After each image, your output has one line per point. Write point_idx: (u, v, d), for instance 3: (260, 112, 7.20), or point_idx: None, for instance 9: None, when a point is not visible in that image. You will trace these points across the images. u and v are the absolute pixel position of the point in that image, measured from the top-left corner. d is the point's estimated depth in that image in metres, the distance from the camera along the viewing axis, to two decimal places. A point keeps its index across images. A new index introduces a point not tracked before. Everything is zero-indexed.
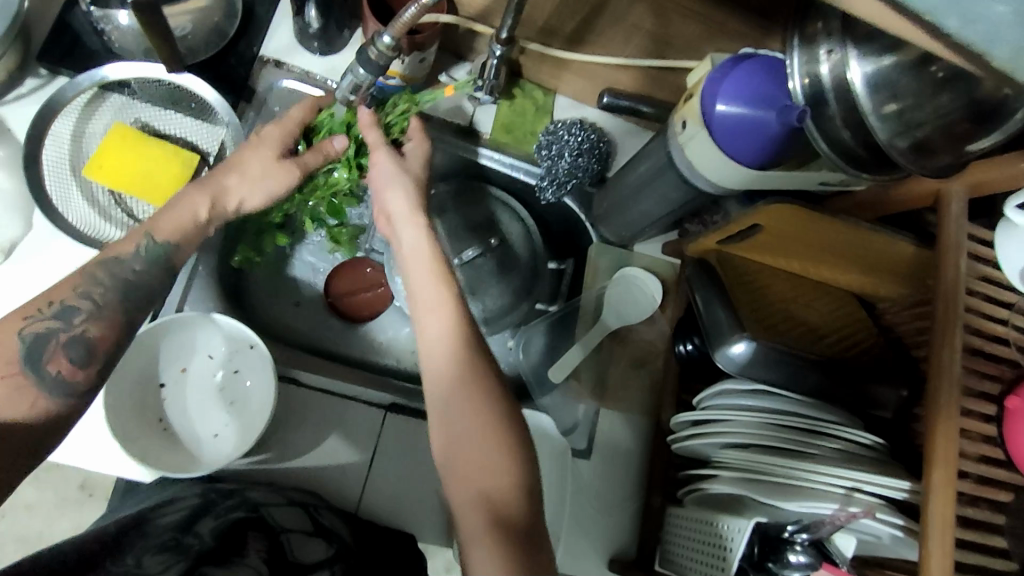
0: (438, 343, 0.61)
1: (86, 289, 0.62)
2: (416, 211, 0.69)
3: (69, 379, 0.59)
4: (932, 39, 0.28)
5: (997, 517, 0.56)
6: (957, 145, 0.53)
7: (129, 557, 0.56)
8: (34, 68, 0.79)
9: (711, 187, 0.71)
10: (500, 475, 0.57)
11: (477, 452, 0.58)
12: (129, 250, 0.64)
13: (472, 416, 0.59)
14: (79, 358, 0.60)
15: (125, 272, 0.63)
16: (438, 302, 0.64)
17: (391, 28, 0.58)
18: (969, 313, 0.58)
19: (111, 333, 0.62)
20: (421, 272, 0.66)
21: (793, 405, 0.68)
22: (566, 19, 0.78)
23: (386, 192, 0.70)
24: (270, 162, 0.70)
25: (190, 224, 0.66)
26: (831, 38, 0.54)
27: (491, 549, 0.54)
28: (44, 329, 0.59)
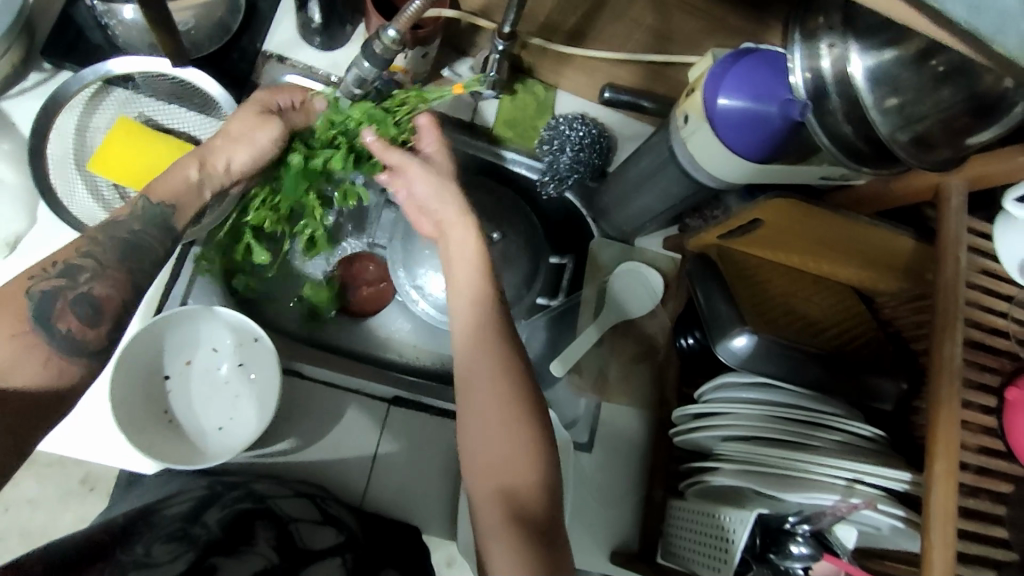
0: (469, 336, 0.62)
1: (89, 250, 0.61)
2: (463, 214, 0.67)
3: (79, 337, 0.58)
4: (935, 25, 0.28)
5: (997, 507, 0.57)
6: (957, 139, 0.53)
7: (138, 545, 0.57)
8: (37, 63, 0.80)
9: (713, 181, 0.71)
10: (507, 463, 0.58)
11: (484, 445, 0.59)
12: (127, 210, 0.64)
13: (488, 412, 0.60)
14: (88, 316, 0.59)
15: (122, 231, 0.63)
16: (470, 303, 0.64)
17: (396, 22, 0.59)
18: (969, 307, 0.58)
19: (116, 293, 0.60)
20: (462, 274, 0.66)
21: (793, 397, 0.69)
22: (569, 13, 0.78)
23: (430, 202, 0.68)
24: (254, 121, 0.68)
25: (185, 188, 0.66)
26: (832, 32, 0.55)
27: (503, 540, 0.55)
28: (53, 286, 0.58)
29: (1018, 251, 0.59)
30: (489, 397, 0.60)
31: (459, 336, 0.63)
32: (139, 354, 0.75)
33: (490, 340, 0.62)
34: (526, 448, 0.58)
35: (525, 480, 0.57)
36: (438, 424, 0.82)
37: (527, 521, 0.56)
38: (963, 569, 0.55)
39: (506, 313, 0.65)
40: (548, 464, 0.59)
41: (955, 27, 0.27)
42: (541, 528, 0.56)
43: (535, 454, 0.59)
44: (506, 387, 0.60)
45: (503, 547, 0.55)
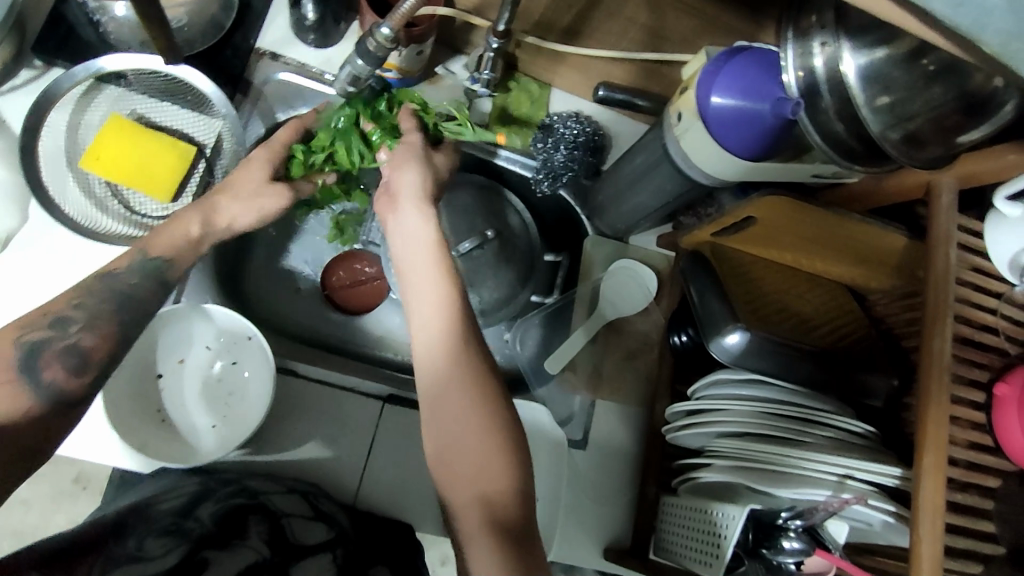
0: (433, 317, 0.63)
1: (82, 301, 0.62)
2: (422, 198, 0.70)
3: (62, 386, 0.58)
4: (917, 19, 0.29)
5: (986, 502, 0.57)
6: (947, 137, 0.53)
7: (131, 539, 0.60)
8: (29, 59, 0.79)
9: (707, 179, 0.71)
10: (500, 464, 0.58)
11: (476, 441, 0.59)
12: (124, 264, 0.65)
13: (464, 400, 0.60)
14: (75, 366, 0.59)
15: (120, 285, 0.64)
16: (434, 292, 0.64)
17: (389, 19, 0.59)
18: (958, 303, 0.59)
19: (108, 341, 0.61)
20: (417, 256, 0.67)
21: (785, 394, 0.70)
22: (563, 11, 0.79)
23: (399, 171, 0.71)
24: (261, 183, 0.71)
25: (183, 243, 0.66)
26: (824, 30, 0.55)
27: (485, 542, 0.55)
28: (41, 337, 0.59)
29: (1007, 249, 0.59)
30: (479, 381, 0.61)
31: (432, 321, 0.63)
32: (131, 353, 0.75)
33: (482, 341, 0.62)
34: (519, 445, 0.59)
35: (511, 483, 0.57)
36: None
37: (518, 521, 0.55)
38: (950, 563, 0.55)
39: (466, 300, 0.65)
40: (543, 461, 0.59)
41: (939, 24, 0.28)
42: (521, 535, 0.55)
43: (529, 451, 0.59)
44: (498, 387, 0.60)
45: (485, 546, 0.55)
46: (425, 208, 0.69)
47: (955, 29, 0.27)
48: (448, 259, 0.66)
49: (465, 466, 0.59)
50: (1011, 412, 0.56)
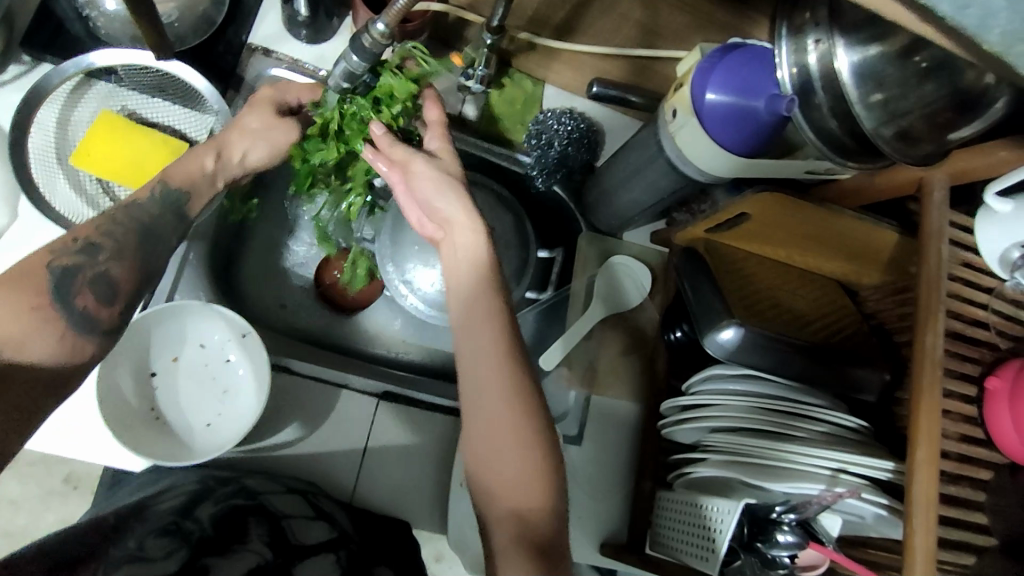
0: (477, 329, 0.63)
1: (109, 229, 0.64)
2: (467, 215, 0.66)
3: (93, 315, 0.60)
4: (923, 21, 0.29)
5: (978, 494, 0.58)
6: (940, 134, 0.54)
7: (130, 540, 0.58)
8: (17, 55, 0.78)
9: (701, 175, 0.72)
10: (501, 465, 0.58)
11: (491, 434, 0.60)
12: (145, 195, 0.67)
13: (491, 401, 0.60)
14: (103, 297, 0.61)
15: (141, 214, 0.66)
16: (474, 304, 0.64)
17: (384, 16, 0.57)
18: (950, 299, 0.60)
19: (131, 277, 0.63)
20: (465, 276, 0.66)
21: (781, 390, 0.71)
22: (557, 7, 0.79)
23: (429, 191, 0.67)
24: (269, 115, 0.72)
25: (198, 175, 0.70)
26: (818, 27, 0.56)
27: (511, 551, 0.55)
28: (70, 263, 0.60)
29: (996, 246, 0.59)
30: (494, 379, 0.61)
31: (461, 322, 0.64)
32: (125, 351, 0.74)
33: (492, 345, 0.62)
34: (521, 438, 0.59)
35: (526, 481, 0.58)
36: (428, 417, 0.82)
37: (522, 521, 0.57)
38: (944, 555, 0.56)
39: (504, 310, 0.64)
40: (543, 455, 0.60)
41: (945, 23, 0.28)
42: (542, 545, 0.56)
43: (529, 445, 0.59)
44: (499, 385, 0.61)
45: (511, 549, 0.55)
46: (479, 227, 0.66)
47: (963, 30, 0.27)
48: (492, 278, 0.66)
49: (482, 457, 0.60)
50: (1000, 405, 0.57)
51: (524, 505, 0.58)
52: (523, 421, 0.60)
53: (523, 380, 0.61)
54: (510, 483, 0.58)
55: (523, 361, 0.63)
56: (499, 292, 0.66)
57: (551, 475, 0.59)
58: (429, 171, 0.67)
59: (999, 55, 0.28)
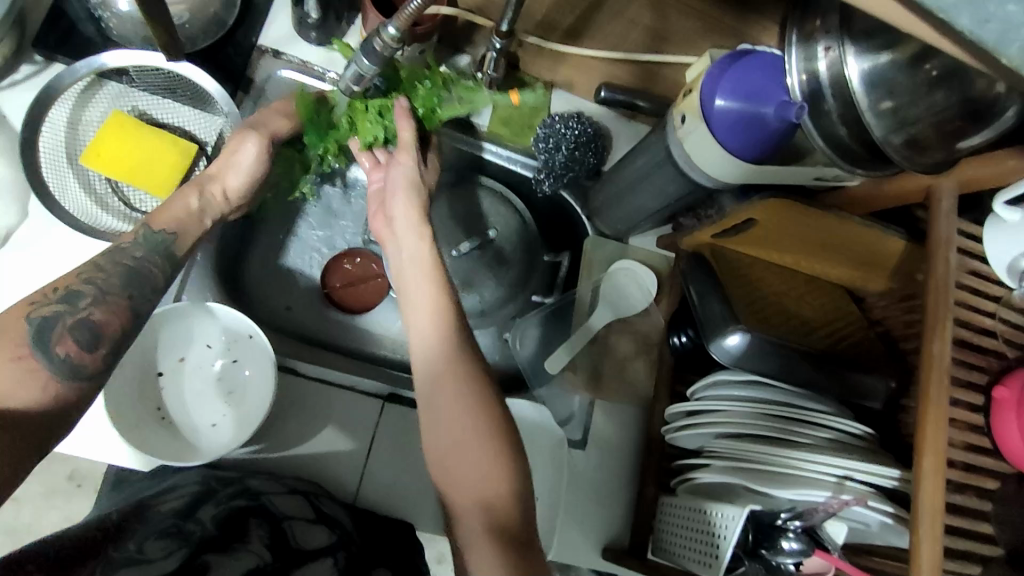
0: (419, 313, 0.67)
1: (91, 276, 0.64)
2: (418, 221, 0.74)
3: (76, 362, 0.59)
4: (930, 32, 0.29)
5: (984, 503, 0.58)
6: (949, 142, 0.54)
7: (131, 542, 0.58)
8: (30, 55, 0.78)
9: (710, 181, 0.71)
10: (489, 477, 0.60)
11: (446, 424, 0.62)
12: (129, 239, 0.67)
13: (445, 391, 0.63)
14: (87, 342, 0.61)
15: (126, 259, 0.66)
16: (428, 296, 0.68)
17: (395, 19, 0.59)
18: (957, 307, 0.60)
19: (117, 319, 0.63)
20: (416, 272, 0.70)
21: (784, 395, 0.70)
22: (566, 13, 0.79)
23: (393, 198, 0.75)
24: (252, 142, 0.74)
25: (186, 216, 0.71)
26: (829, 35, 0.55)
27: (482, 546, 0.56)
28: (52, 312, 0.60)
29: (1006, 255, 0.59)
30: (453, 374, 0.63)
31: (426, 313, 0.67)
32: (132, 352, 0.75)
33: (442, 343, 0.65)
34: (499, 445, 0.61)
35: (509, 487, 0.59)
36: None
37: (492, 515, 0.58)
38: (949, 564, 0.56)
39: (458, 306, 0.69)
40: None
41: (960, 37, 0.28)
42: (520, 540, 0.57)
43: None
44: (463, 390, 0.62)
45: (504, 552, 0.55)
46: (423, 232, 0.73)
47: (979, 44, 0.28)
48: (440, 273, 0.70)
49: (443, 452, 0.62)
50: (1009, 415, 0.57)
51: (493, 496, 0.59)
52: (493, 421, 0.62)
53: (478, 378, 0.64)
54: (476, 486, 0.59)
55: (469, 351, 0.66)
56: (444, 287, 0.69)
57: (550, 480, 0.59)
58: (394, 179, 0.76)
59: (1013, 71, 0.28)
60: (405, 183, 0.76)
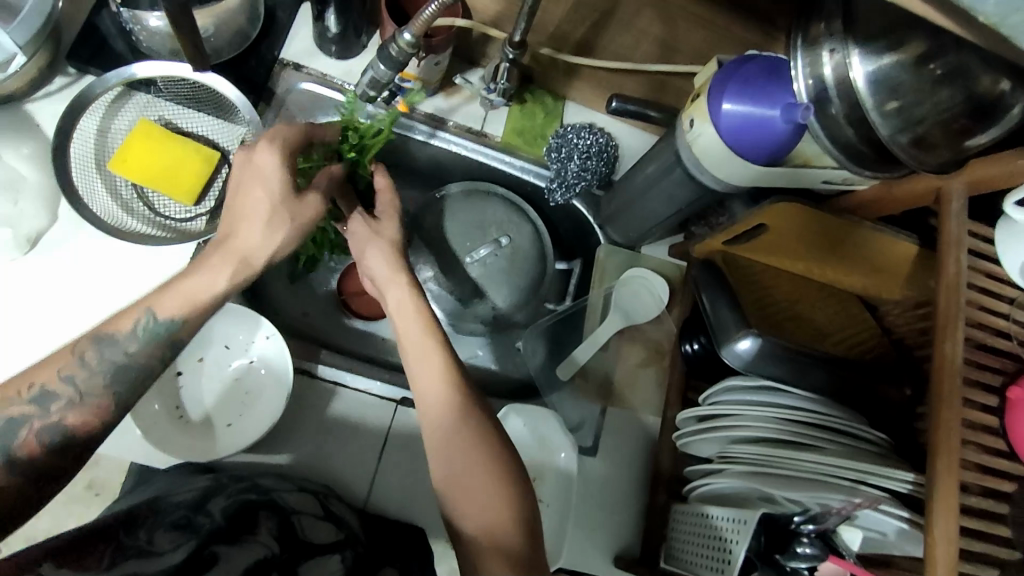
0: (420, 355, 0.68)
1: (71, 372, 0.60)
2: (399, 272, 0.73)
3: (31, 458, 0.57)
4: None
5: (1000, 506, 0.57)
6: (956, 141, 0.54)
7: (142, 531, 0.60)
8: (63, 67, 0.82)
9: (719, 184, 0.72)
10: (497, 502, 0.60)
11: (458, 453, 0.62)
12: (126, 327, 0.62)
13: (465, 436, 0.63)
14: (54, 443, 0.58)
15: (117, 354, 0.62)
16: (424, 345, 0.68)
17: (410, 26, 0.65)
18: (970, 307, 0.59)
19: (93, 421, 0.60)
20: (411, 323, 0.70)
21: (805, 400, 0.69)
22: (577, 23, 0.83)
23: (369, 258, 0.74)
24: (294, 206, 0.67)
25: (204, 299, 0.64)
26: (833, 38, 0.56)
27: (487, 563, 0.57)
28: (19, 413, 0.57)
29: (1018, 256, 0.59)
30: (462, 426, 0.63)
31: (420, 352, 0.68)
32: None
33: (441, 383, 0.66)
34: (497, 466, 0.62)
35: (514, 521, 0.59)
36: None
37: (492, 528, 0.59)
38: (965, 566, 0.55)
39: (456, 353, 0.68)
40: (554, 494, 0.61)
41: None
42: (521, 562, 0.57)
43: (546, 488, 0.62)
44: (482, 431, 0.63)
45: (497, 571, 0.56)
46: (411, 284, 0.72)
47: None
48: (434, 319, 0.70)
49: (453, 486, 0.61)
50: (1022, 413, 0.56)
51: (493, 517, 0.59)
52: (485, 445, 0.63)
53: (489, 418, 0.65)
54: (482, 511, 0.59)
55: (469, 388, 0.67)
56: (436, 331, 0.70)
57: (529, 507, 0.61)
58: (367, 236, 0.74)
59: (993, 27, 0.31)
60: (388, 238, 0.74)
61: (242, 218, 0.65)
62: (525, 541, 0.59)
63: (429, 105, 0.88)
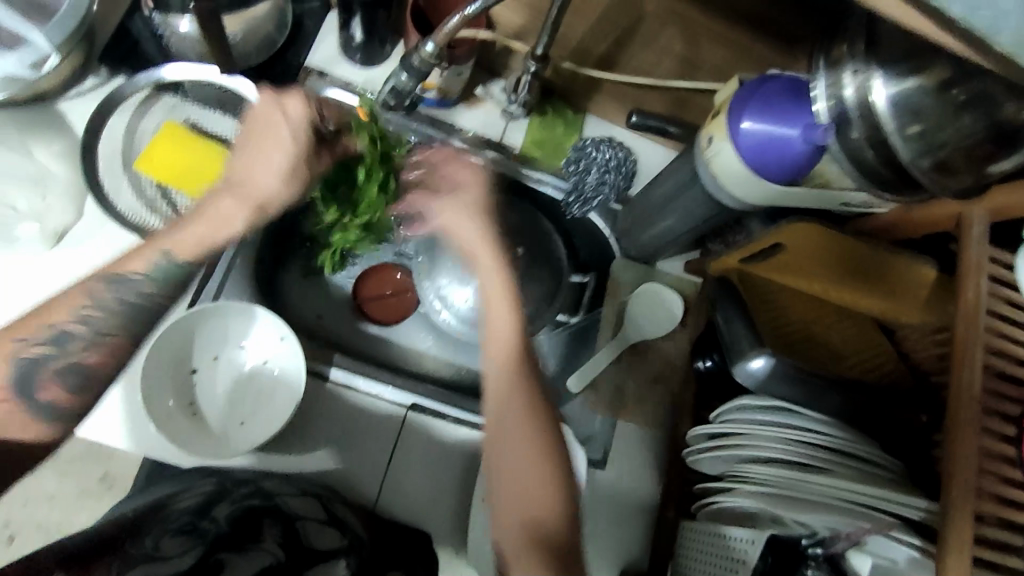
0: (500, 331, 0.72)
1: (89, 312, 0.66)
2: (486, 243, 0.76)
3: (58, 405, 0.65)
4: (938, 27, 0.31)
5: (1016, 538, 0.56)
6: (978, 166, 0.54)
7: (149, 539, 0.63)
8: (95, 68, 0.84)
9: (736, 203, 0.72)
10: (540, 496, 0.66)
11: (518, 450, 0.67)
12: (138, 267, 0.68)
13: (524, 425, 0.68)
14: (73, 386, 0.66)
15: (129, 293, 0.67)
16: (501, 322, 0.73)
17: (434, 37, 0.66)
18: (989, 334, 0.58)
19: (109, 362, 0.68)
20: (493, 299, 0.74)
21: (817, 422, 0.68)
22: (599, 39, 0.87)
23: (457, 224, 0.76)
24: (293, 171, 0.72)
25: (210, 241, 0.70)
26: (856, 60, 0.56)
27: (523, 554, 0.63)
28: (38, 354, 0.64)
29: None
30: (518, 412, 0.68)
31: (507, 324, 0.72)
32: (168, 348, 0.78)
33: (512, 365, 0.70)
34: (539, 460, 0.67)
35: (558, 513, 0.65)
36: (456, 432, 0.83)
37: (539, 533, 0.64)
38: None
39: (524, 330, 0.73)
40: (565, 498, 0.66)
41: (961, 28, 0.31)
42: (561, 548, 0.63)
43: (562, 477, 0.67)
44: (536, 421, 0.68)
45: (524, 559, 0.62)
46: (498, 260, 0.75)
47: (973, 31, 0.30)
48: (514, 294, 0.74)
49: (505, 474, 0.68)
50: None
51: (540, 514, 0.65)
52: (537, 429, 0.68)
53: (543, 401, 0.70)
54: (529, 504, 0.66)
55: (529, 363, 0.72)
56: (513, 305, 0.73)
57: (569, 495, 0.67)
58: (454, 203, 0.76)
59: (1012, 57, 0.31)
60: (472, 204, 0.77)
61: (261, 167, 0.72)
62: (567, 524, 0.65)
63: (427, 107, 0.89)
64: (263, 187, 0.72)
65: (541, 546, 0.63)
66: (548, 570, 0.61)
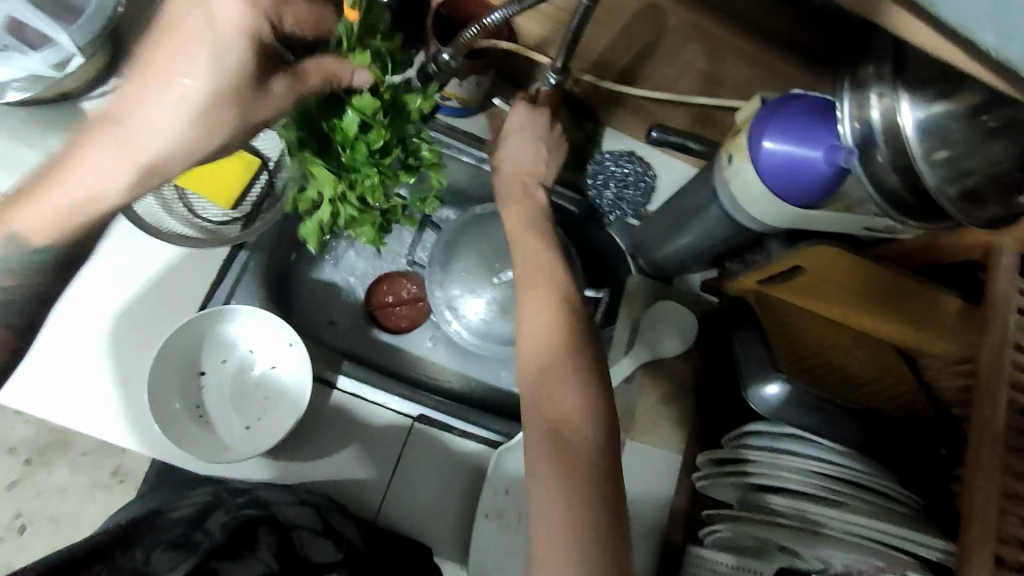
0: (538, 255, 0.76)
1: None
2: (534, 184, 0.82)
3: None
4: (970, 58, 0.30)
5: None
6: (1008, 196, 0.52)
7: (138, 552, 0.61)
8: (119, 69, 0.85)
9: (756, 224, 0.71)
10: (572, 397, 0.64)
11: (556, 351, 0.67)
12: None
13: (560, 329, 0.69)
14: None
15: None
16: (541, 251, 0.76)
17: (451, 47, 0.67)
18: (1016, 371, 0.56)
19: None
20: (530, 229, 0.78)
21: (831, 452, 0.66)
22: (623, 51, 0.84)
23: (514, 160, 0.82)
24: (203, 119, 0.54)
25: (87, 203, 0.55)
26: (881, 82, 0.54)
27: (546, 458, 0.61)
28: None
29: None
30: (552, 320, 0.70)
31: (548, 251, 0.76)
32: (178, 350, 0.78)
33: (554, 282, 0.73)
34: (577, 372, 0.66)
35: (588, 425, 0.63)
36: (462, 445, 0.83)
37: (561, 438, 0.62)
38: None
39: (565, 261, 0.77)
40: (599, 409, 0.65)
41: (994, 58, 0.29)
42: (581, 455, 0.61)
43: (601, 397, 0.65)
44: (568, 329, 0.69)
45: (545, 458, 0.61)
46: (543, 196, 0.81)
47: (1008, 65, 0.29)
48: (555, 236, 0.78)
49: (536, 379, 0.67)
50: None
51: (565, 423, 0.63)
52: (575, 339, 0.69)
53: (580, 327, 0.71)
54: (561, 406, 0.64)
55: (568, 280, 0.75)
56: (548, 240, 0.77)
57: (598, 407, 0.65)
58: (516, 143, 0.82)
59: None
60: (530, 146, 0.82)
61: (159, 104, 0.53)
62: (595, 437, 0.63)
63: (445, 116, 0.89)
64: (162, 130, 0.53)
65: (562, 449, 0.61)
66: (565, 479, 0.59)
